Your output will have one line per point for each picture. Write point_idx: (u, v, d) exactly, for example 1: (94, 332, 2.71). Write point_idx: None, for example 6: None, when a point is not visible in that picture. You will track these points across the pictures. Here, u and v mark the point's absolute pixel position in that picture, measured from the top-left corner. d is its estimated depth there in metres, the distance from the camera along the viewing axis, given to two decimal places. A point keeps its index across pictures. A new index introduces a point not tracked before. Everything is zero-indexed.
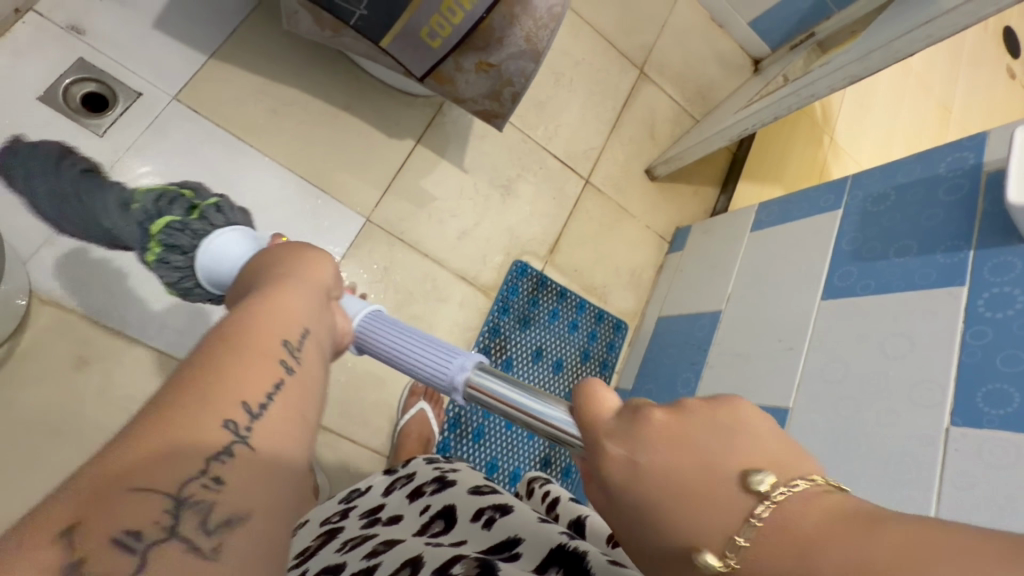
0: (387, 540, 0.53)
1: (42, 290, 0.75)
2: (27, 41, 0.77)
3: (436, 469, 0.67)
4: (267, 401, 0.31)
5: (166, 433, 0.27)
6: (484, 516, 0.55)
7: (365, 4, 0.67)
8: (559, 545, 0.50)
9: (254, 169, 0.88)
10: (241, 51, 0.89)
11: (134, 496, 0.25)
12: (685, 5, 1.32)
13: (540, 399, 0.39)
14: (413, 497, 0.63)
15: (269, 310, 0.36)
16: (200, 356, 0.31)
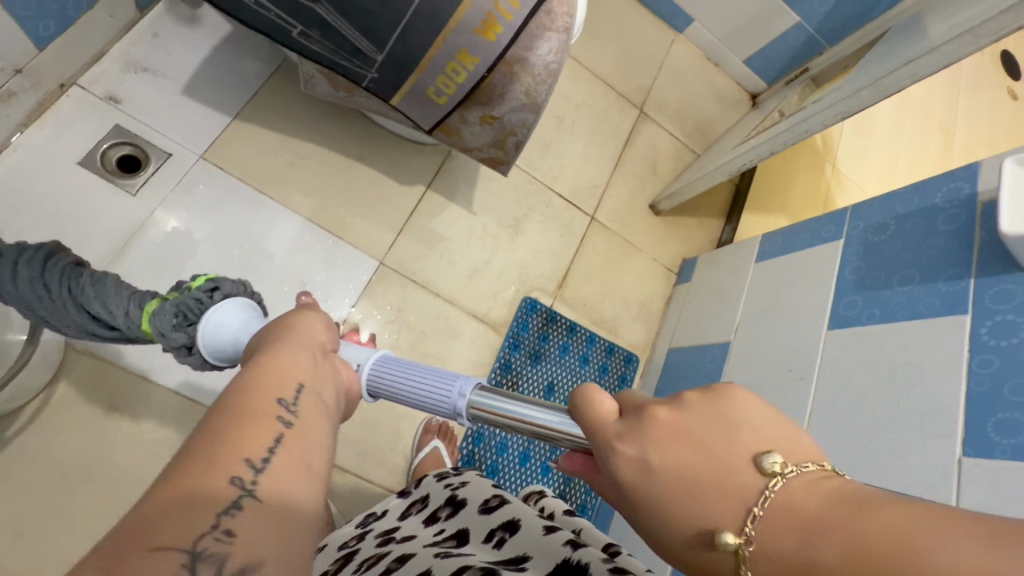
0: (400, 556, 0.55)
1: (76, 341, 0.79)
2: (69, 111, 0.84)
3: (448, 486, 0.69)
4: (268, 455, 0.32)
5: (237, 416, 0.33)
6: (495, 537, 0.57)
7: (375, 68, 0.72)
8: (565, 559, 0.52)
9: (273, 220, 0.93)
10: (261, 110, 0.95)
11: (155, 553, 0.26)
12: (681, 47, 1.38)
13: (535, 406, 0.42)
14: (428, 520, 0.66)
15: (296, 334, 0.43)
16: (202, 433, 0.32)
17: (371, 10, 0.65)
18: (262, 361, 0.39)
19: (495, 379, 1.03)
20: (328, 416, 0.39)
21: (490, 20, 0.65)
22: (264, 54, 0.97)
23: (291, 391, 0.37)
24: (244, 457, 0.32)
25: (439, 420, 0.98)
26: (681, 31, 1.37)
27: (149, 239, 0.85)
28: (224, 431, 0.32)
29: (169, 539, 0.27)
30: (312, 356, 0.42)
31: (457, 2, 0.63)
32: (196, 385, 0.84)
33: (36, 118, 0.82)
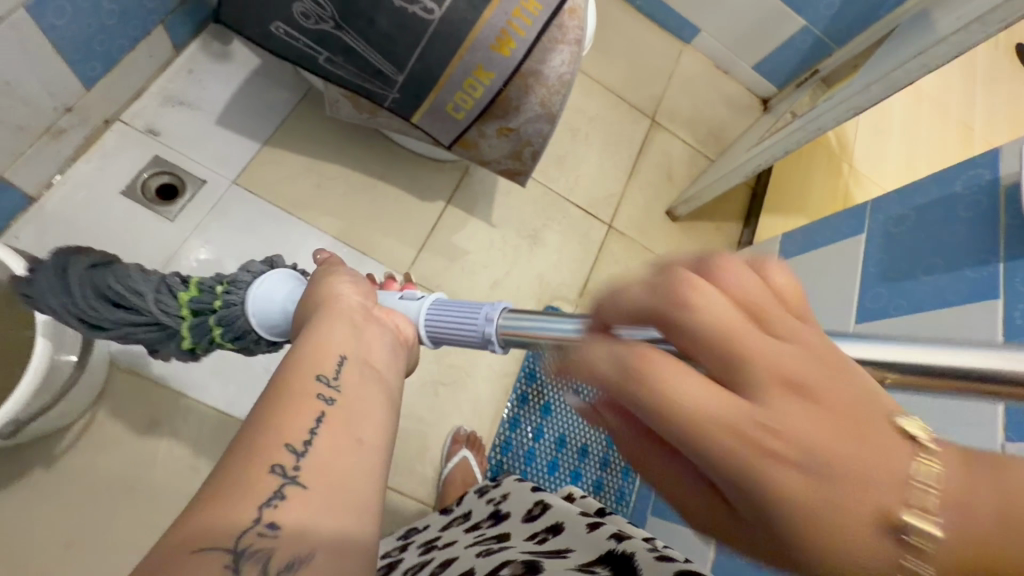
0: (443, 561, 0.57)
1: (122, 360, 0.83)
2: (113, 145, 0.89)
3: (490, 503, 0.70)
4: (333, 392, 0.35)
5: (281, 396, 0.34)
6: (538, 536, 0.58)
7: (396, 89, 0.76)
8: (609, 550, 0.52)
9: (302, 239, 0.97)
10: (288, 136, 1.00)
11: (258, 472, 0.29)
12: (689, 56, 1.41)
13: (538, 320, 0.42)
14: (470, 527, 0.67)
15: (334, 303, 0.43)
16: (276, 384, 0.35)
17: (392, 33, 0.69)
18: (308, 336, 0.39)
19: (521, 388, 1.04)
20: (382, 377, 0.39)
21: (505, 36, 0.69)
22: (290, 83, 1.02)
23: (334, 363, 0.37)
24: (288, 440, 0.31)
25: (467, 430, 0.99)
26: (689, 41, 1.40)
27: (185, 264, 0.89)
28: (274, 414, 0.32)
29: (265, 462, 0.30)
30: (355, 318, 0.42)
31: (472, 20, 0.67)
32: (232, 400, 0.86)
33: (83, 152, 0.88)
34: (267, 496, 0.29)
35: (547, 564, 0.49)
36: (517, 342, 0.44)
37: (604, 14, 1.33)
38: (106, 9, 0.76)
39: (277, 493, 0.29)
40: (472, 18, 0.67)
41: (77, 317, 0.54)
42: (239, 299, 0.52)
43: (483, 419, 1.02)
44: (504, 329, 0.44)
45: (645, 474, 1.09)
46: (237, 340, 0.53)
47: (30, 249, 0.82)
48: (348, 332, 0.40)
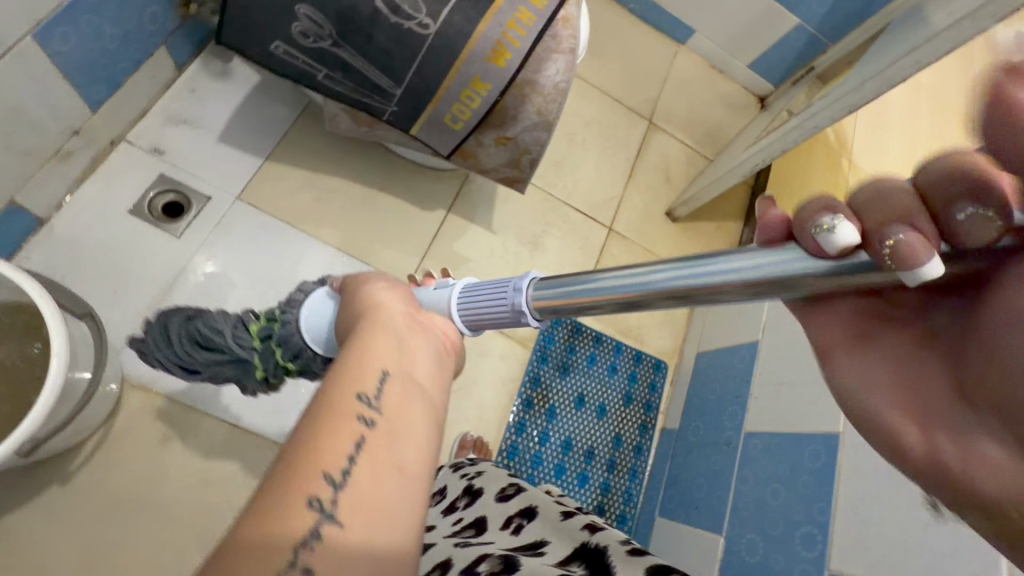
0: (421, 551, 0.60)
1: (133, 376, 0.85)
2: (119, 165, 0.91)
3: (465, 479, 0.72)
4: (372, 418, 0.37)
5: (330, 404, 0.37)
6: (513, 524, 0.59)
7: (395, 102, 0.77)
8: (584, 544, 0.53)
9: (306, 252, 0.98)
10: (289, 151, 1.01)
11: (300, 504, 0.32)
12: (684, 58, 1.42)
13: (570, 288, 0.43)
14: (448, 508, 0.69)
15: (384, 312, 0.46)
16: (320, 405, 0.37)
17: (389, 48, 0.70)
18: (353, 348, 0.42)
19: (526, 393, 1.05)
20: (426, 394, 0.42)
21: (500, 48, 0.70)
22: (290, 99, 1.04)
23: (376, 381, 0.39)
24: (328, 469, 0.34)
25: (474, 436, 1.00)
26: (684, 42, 1.41)
27: (192, 280, 0.91)
28: (317, 435, 0.35)
29: (306, 493, 0.33)
30: (402, 327, 0.45)
31: (468, 32, 0.68)
32: (241, 412, 0.88)
33: (90, 173, 0.89)
34: (307, 528, 0.32)
35: (524, 558, 0.50)
36: (554, 311, 0.44)
37: (599, 19, 1.34)
38: (109, 34, 0.78)
39: (318, 523, 0.32)
40: (468, 31, 0.68)
41: (178, 364, 0.59)
42: (294, 319, 0.55)
43: (489, 424, 1.03)
44: (537, 297, 0.45)
45: (650, 475, 1.10)
46: (296, 360, 0.55)
47: (41, 270, 0.84)
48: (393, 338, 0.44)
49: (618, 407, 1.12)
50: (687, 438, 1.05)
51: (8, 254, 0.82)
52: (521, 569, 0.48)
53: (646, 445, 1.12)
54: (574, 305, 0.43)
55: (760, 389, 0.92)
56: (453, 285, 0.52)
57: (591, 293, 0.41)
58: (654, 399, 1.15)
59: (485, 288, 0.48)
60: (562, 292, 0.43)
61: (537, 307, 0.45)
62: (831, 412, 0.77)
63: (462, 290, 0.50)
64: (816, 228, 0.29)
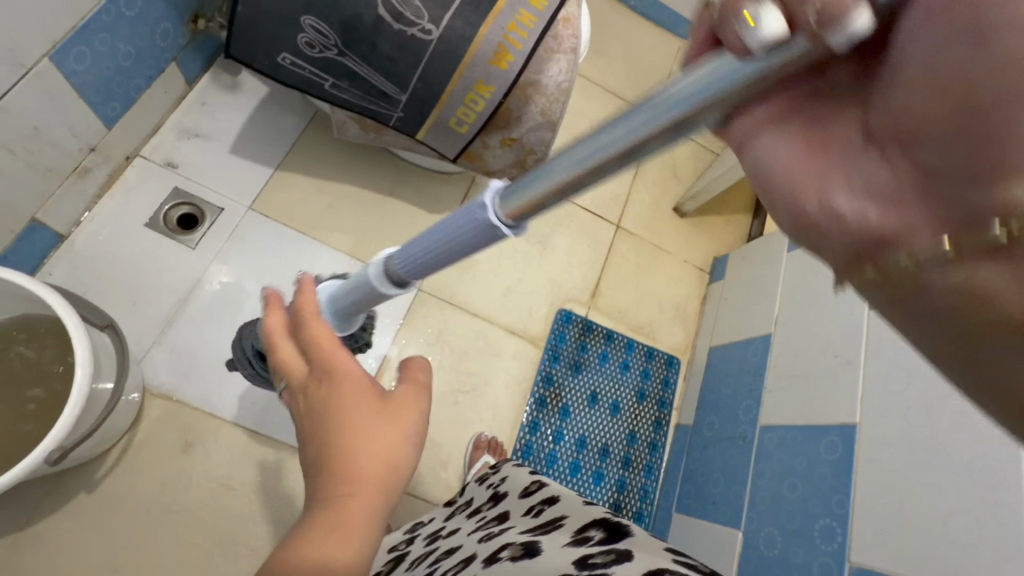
0: (446, 548, 0.60)
1: (154, 385, 0.87)
2: (135, 180, 0.93)
3: (489, 488, 0.72)
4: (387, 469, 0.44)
5: (301, 531, 0.38)
6: (534, 509, 0.60)
7: (400, 107, 0.78)
8: (602, 518, 0.53)
9: (318, 258, 1.00)
10: (299, 159, 1.03)
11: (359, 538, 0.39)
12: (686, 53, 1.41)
13: (509, 198, 0.33)
14: (471, 511, 0.69)
15: (332, 383, 0.44)
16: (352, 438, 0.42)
17: (393, 56, 0.71)
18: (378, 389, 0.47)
19: (538, 392, 1.06)
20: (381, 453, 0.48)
21: (502, 50, 0.71)
22: (298, 108, 1.06)
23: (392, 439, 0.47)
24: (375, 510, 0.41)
25: (488, 436, 1.00)
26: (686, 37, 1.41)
27: (208, 289, 0.93)
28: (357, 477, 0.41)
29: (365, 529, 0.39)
30: (355, 398, 0.43)
31: (470, 37, 0.69)
32: (259, 418, 0.89)
33: (107, 189, 0.92)
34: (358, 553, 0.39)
35: (545, 543, 0.51)
36: (529, 211, 0.33)
37: (600, 17, 1.34)
38: (122, 52, 0.80)
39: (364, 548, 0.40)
40: (469, 35, 0.69)
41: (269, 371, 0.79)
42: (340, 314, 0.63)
43: (503, 424, 1.03)
44: (501, 204, 0.34)
45: (667, 471, 1.10)
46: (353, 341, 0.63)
47: (64, 285, 0.86)
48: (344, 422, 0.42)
49: (631, 403, 1.12)
50: (702, 433, 1.05)
51: (32, 270, 0.85)
52: (541, 555, 0.49)
53: (661, 440, 1.12)
54: (545, 199, 0.31)
55: (775, 381, 0.92)
56: (411, 243, 0.42)
57: (555, 178, 0.29)
58: (668, 395, 1.15)
59: (444, 224, 0.38)
60: (518, 188, 0.32)
61: (510, 216, 0.34)
62: (848, 403, 0.77)
63: (425, 240, 0.40)
64: (737, 21, 0.21)
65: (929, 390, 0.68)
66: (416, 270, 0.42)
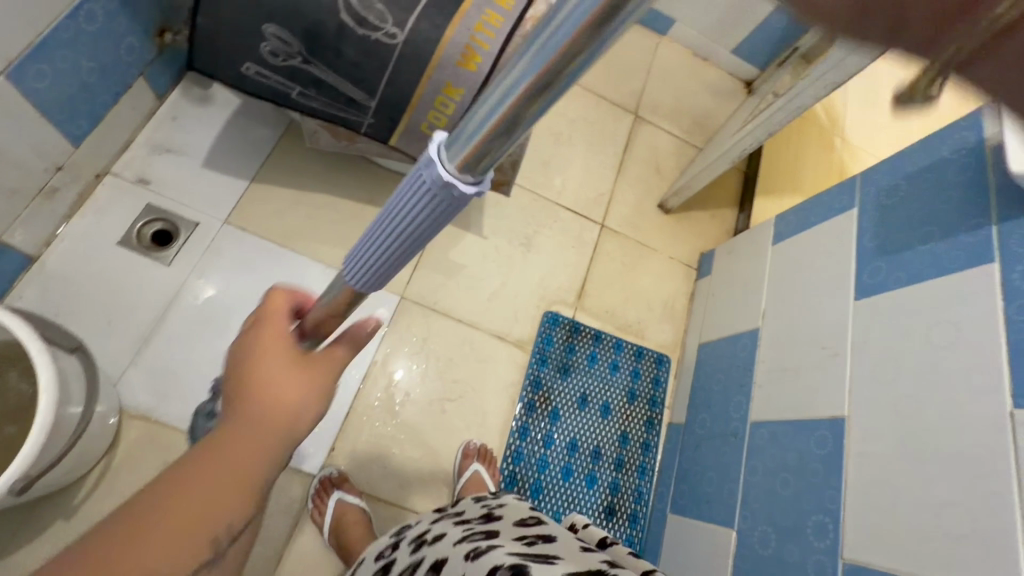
0: (433, 562, 0.58)
1: (131, 407, 0.85)
2: (106, 198, 0.92)
3: (484, 506, 0.71)
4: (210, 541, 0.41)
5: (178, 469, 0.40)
6: (528, 539, 0.58)
7: (371, 114, 0.77)
8: (600, 570, 0.52)
9: (297, 270, 0.98)
10: (274, 171, 1.02)
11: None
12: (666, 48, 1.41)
13: (469, 133, 0.28)
14: (459, 519, 0.67)
15: (265, 338, 0.47)
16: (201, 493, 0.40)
17: (359, 62, 0.70)
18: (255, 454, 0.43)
19: (527, 397, 1.04)
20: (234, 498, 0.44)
21: (469, 52, 0.69)
22: (272, 119, 1.04)
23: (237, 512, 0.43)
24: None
25: (477, 443, 0.99)
26: (664, 33, 1.40)
27: (184, 306, 0.91)
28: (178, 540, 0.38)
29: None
30: (276, 353, 0.46)
31: (436, 39, 0.68)
32: None
33: (77, 208, 0.90)
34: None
35: (535, 568, 0.49)
36: (484, 159, 0.29)
37: None
38: (85, 69, 0.78)
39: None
40: (435, 38, 0.68)
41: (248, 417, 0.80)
42: None
43: (493, 430, 1.02)
44: (450, 156, 0.30)
45: (660, 471, 1.08)
46: None
47: (35, 307, 0.84)
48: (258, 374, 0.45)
49: (622, 404, 1.10)
50: (694, 432, 1.03)
51: (0, 294, 0.83)
52: None
53: (653, 440, 1.10)
54: (491, 141, 0.28)
55: (764, 376, 0.90)
56: (365, 240, 0.37)
57: (505, 98, 0.26)
58: (659, 394, 1.14)
59: (396, 206, 0.33)
60: (464, 130, 0.28)
61: (464, 168, 0.30)
62: (836, 396, 0.76)
63: (379, 228, 0.35)
64: None
65: (916, 380, 0.67)
66: (379, 267, 0.37)
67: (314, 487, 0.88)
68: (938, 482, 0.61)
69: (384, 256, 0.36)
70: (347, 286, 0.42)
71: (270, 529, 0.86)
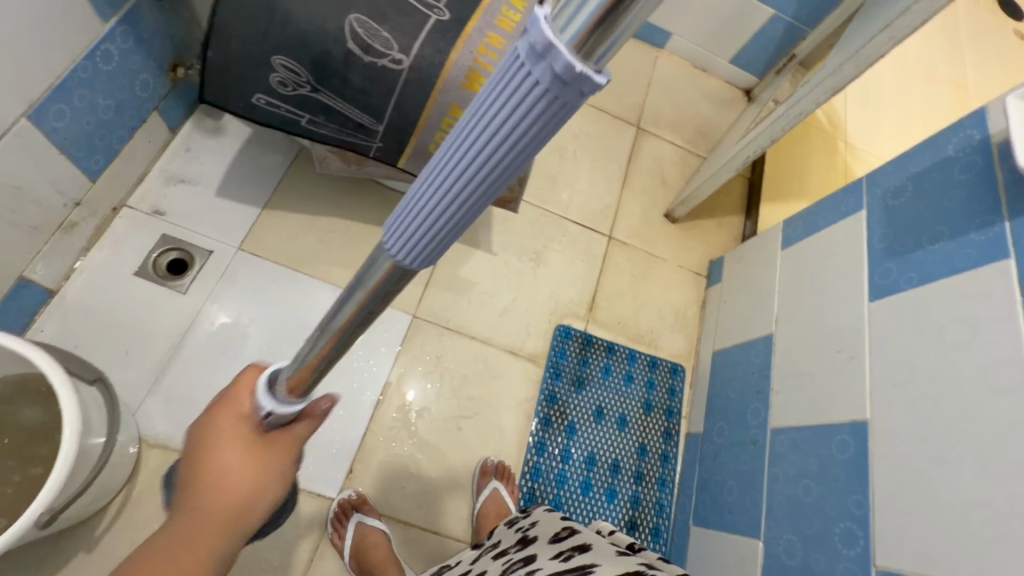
0: None
1: (150, 436, 0.85)
2: (123, 230, 0.94)
3: (518, 530, 0.70)
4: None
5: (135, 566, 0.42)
6: (564, 553, 0.58)
7: (379, 138, 0.78)
8: (637, 572, 0.51)
9: (310, 293, 0.99)
10: (285, 197, 1.04)
11: None
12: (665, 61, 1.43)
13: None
14: (498, 553, 0.68)
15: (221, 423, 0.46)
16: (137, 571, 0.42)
17: (366, 88, 0.72)
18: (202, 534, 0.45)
19: (543, 412, 1.04)
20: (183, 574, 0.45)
21: (473, 74, 0.71)
22: (281, 147, 1.06)
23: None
24: None
25: (495, 460, 0.98)
26: (663, 46, 1.42)
27: (201, 333, 0.92)
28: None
29: None
30: (230, 445, 0.45)
31: (440, 63, 0.70)
32: None
33: (95, 242, 0.92)
34: None
35: None
36: (617, 27, 0.19)
37: None
38: (101, 106, 0.81)
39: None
40: (440, 61, 0.70)
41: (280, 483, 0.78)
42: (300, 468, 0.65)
43: (509, 447, 1.01)
44: (574, 25, 0.19)
45: (681, 483, 1.06)
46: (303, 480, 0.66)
47: (55, 340, 0.86)
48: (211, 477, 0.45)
49: (638, 416, 1.10)
50: (713, 441, 1.02)
51: (22, 328, 0.84)
52: None
53: (672, 452, 1.09)
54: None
55: (780, 382, 0.90)
56: (420, 187, 0.24)
57: None
58: (675, 404, 1.13)
59: (475, 114, 0.21)
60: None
61: (583, 43, 0.19)
62: (856, 400, 0.75)
63: (445, 164, 0.23)
64: None
65: (937, 380, 0.66)
66: (439, 224, 0.25)
67: (333, 510, 0.88)
68: (966, 485, 0.59)
69: (445, 212, 0.24)
70: (378, 275, 0.29)
71: (291, 554, 0.85)
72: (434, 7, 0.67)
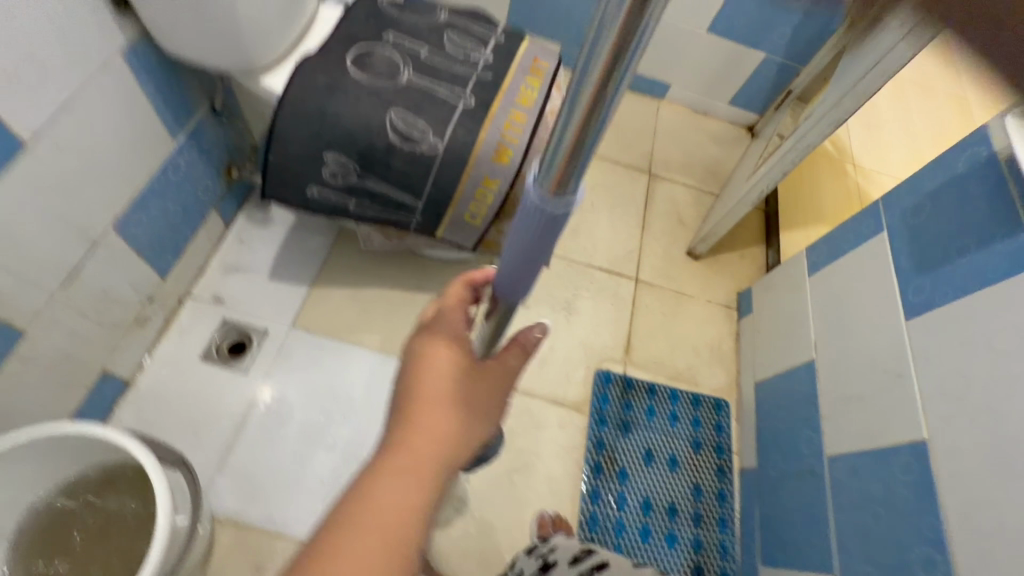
0: None
1: (220, 513, 0.89)
2: (187, 319, 1.01)
3: (538, 557, 0.72)
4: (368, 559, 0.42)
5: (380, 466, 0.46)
6: None
7: (420, 213, 0.86)
8: None
9: (359, 361, 1.05)
10: (330, 273, 1.11)
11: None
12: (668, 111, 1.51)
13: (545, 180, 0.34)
14: None
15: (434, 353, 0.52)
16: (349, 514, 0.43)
17: (406, 171, 0.80)
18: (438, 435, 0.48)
19: (593, 459, 1.04)
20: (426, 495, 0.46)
21: (502, 148, 0.79)
22: (324, 228, 1.16)
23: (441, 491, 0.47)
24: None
25: (551, 512, 0.98)
26: (663, 97, 1.51)
27: (262, 409, 0.97)
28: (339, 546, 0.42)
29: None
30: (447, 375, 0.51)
31: (472, 142, 0.78)
32: None
33: (164, 332, 1.00)
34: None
35: None
36: (566, 184, 0.34)
37: None
38: (172, 210, 0.90)
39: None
40: (471, 141, 0.78)
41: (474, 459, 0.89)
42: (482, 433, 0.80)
43: (563, 497, 1.01)
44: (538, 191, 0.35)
45: (742, 522, 1.04)
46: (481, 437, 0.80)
47: (131, 427, 0.92)
48: (439, 390, 0.49)
49: (688, 455, 1.09)
50: (769, 474, 1.01)
51: (103, 419, 0.91)
52: None
53: (728, 489, 1.07)
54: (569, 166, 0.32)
55: (830, 408, 0.90)
56: (506, 255, 0.42)
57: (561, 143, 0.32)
58: (724, 440, 1.12)
59: (518, 231, 0.39)
60: (544, 162, 0.33)
61: (547, 196, 0.35)
62: (910, 419, 0.75)
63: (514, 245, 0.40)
64: None
65: (991, 393, 0.66)
66: (517, 267, 0.42)
67: None
68: None
69: (526, 266, 0.42)
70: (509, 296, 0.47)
71: None
72: (461, 95, 0.80)
